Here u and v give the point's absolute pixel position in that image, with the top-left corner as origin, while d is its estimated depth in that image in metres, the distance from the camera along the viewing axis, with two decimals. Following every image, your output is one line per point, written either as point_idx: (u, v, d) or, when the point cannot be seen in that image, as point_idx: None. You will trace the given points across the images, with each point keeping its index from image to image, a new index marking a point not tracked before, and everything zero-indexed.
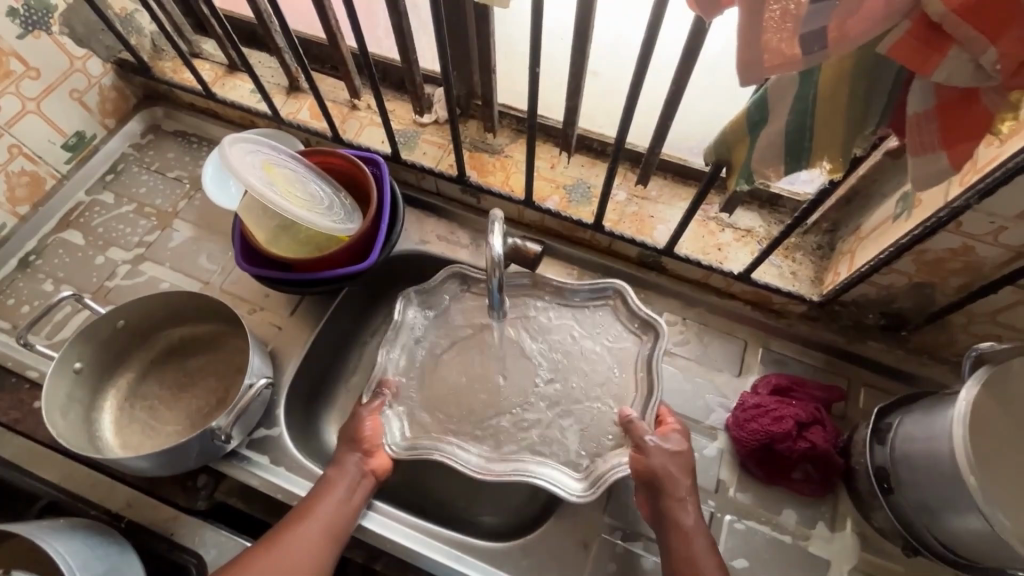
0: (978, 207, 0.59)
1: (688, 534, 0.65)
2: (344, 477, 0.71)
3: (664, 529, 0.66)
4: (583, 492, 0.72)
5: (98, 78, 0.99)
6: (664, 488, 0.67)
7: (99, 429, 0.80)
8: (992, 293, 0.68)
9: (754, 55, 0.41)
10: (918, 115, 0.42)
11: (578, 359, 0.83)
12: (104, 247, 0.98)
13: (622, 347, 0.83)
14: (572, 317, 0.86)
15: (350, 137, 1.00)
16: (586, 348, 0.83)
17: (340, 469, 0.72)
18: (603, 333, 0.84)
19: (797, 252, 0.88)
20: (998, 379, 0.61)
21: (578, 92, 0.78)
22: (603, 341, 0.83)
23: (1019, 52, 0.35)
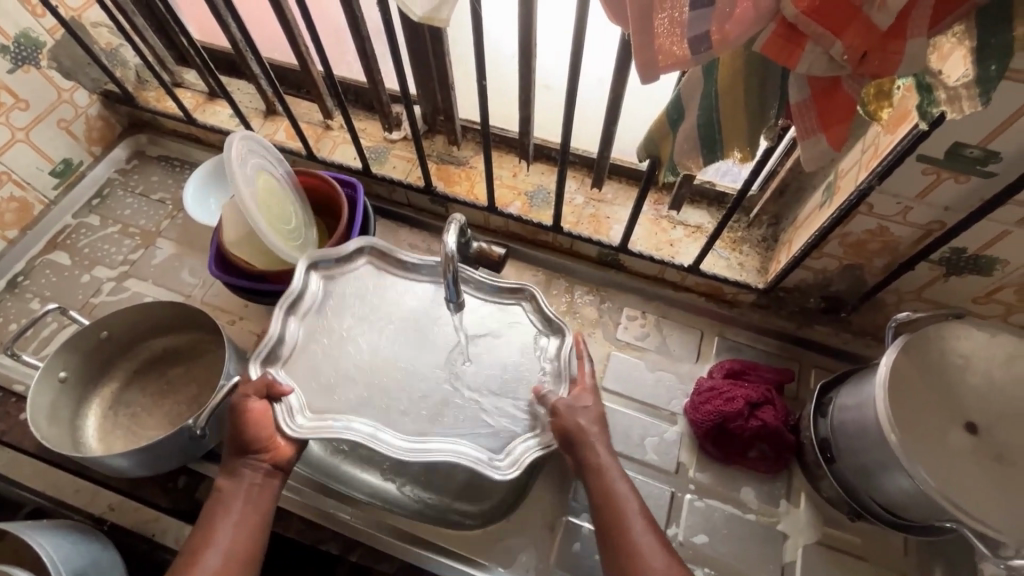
0: (881, 188, 0.65)
1: (603, 468, 0.67)
2: (234, 496, 0.67)
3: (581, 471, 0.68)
4: (507, 471, 0.67)
5: (85, 108, 1.05)
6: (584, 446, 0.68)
7: (83, 436, 0.84)
8: (912, 270, 0.74)
9: (650, 55, 0.47)
10: (798, 103, 0.49)
11: (483, 353, 0.77)
12: (90, 266, 1.03)
13: (525, 342, 0.78)
14: (480, 308, 0.80)
15: (324, 155, 1.06)
16: (495, 343, 0.78)
17: (233, 482, 0.68)
18: (508, 331, 0.79)
19: (744, 244, 0.93)
20: (917, 346, 0.67)
21: (529, 102, 0.84)
22: (508, 338, 0.78)
23: (860, 45, 0.42)
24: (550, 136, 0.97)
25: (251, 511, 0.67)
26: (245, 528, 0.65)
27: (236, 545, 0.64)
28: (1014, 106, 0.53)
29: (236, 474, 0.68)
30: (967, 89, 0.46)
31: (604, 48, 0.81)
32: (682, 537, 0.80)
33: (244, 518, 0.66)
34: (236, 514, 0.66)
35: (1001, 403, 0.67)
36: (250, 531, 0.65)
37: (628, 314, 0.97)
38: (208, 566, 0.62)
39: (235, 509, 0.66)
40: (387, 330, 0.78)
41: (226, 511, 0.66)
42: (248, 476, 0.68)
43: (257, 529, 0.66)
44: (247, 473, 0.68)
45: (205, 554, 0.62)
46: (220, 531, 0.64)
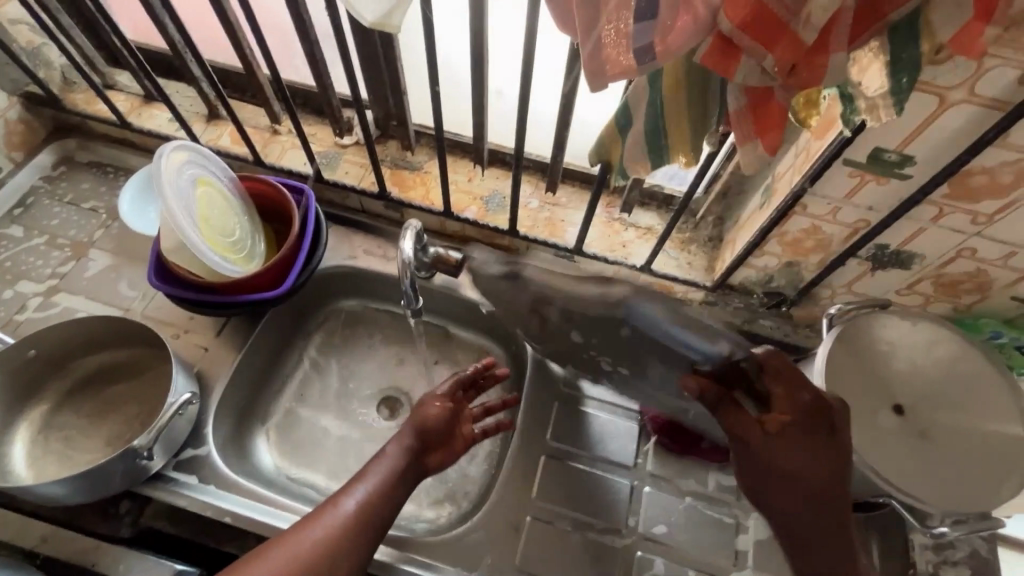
0: (812, 190, 0.70)
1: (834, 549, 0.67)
2: (396, 450, 0.71)
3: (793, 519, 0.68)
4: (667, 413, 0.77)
5: (4, 111, 0.98)
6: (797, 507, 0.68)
7: (10, 465, 0.78)
8: (843, 265, 0.80)
9: (598, 64, 0.49)
10: (737, 111, 0.52)
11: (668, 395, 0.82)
12: (13, 281, 0.95)
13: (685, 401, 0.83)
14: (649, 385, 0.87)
15: (272, 161, 1.03)
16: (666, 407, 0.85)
17: (400, 437, 0.73)
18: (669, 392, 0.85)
19: (691, 244, 0.98)
20: (850, 335, 0.73)
21: (483, 107, 0.85)
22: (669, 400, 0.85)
23: (789, 58, 0.45)
24: (505, 142, 0.98)
25: (395, 477, 0.70)
26: (390, 487, 0.69)
27: (369, 503, 0.67)
28: (924, 115, 0.58)
29: (402, 439, 0.72)
30: (883, 99, 0.51)
31: (554, 55, 0.83)
32: (643, 529, 0.82)
33: (384, 483, 0.69)
34: (390, 467, 0.70)
35: (926, 382, 0.73)
36: (390, 493, 0.68)
37: None
38: (346, 508, 0.66)
39: (387, 466, 0.70)
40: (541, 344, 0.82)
41: (374, 467, 0.70)
42: (411, 445, 0.72)
43: (389, 500, 0.68)
44: (412, 446, 0.72)
45: (345, 497, 0.67)
46: (369, 478, 0.69)
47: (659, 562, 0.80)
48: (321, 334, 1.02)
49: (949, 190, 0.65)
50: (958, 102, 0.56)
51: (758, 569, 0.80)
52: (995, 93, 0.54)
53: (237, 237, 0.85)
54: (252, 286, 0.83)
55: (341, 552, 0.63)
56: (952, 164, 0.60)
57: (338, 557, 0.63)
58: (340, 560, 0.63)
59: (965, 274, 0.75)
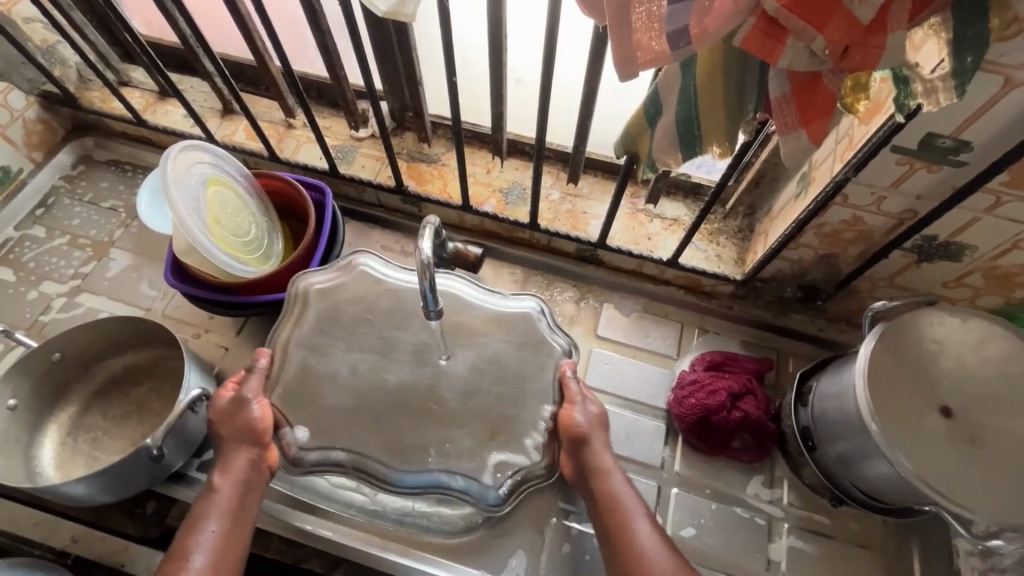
0: (855, 179, 0.65)
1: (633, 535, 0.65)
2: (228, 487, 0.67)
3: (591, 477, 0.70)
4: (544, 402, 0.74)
5: (21, 111, 0.98)
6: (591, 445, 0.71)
7: (39, 466, 0.79)
8: (885, 258, 0.75)
9: (628, 52, 0.46)
10: (778, 98, 0.48)
11: (475, 436, 0.71)
12: (36, 281, 0.96)
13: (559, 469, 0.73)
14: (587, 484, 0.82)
15: (287, 156, 1.01)
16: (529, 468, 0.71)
17: (229, 472, 0.68)
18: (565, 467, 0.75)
19: (720, 235, 0.93)
20: (894, 333, 0.69)
21: (500, 96, 0.82)
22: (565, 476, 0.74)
23: (841, 40, 0.41)
24: (524, 131, 0.94)
25: (236, 521, 0.66)
26: (235, 523, 0.66)
27: (220, 551, 0.64)
28: (984, 97, 0.53)
29: (234, 474, 0.68)
30: (943, 81, 0.46)
31: (575, 40, 0.79)
32: (670, 531, 0.80)
33: (227, 524, 0.65)
34: (227, 505, 0.67)
35: (977, 384, 0.69)
36: (235, 528, 0.66)
37: (609, 312, 0.95)
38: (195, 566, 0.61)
39: (222, 509, 0.66)
40: (360, 381, 0.74)
41: (216, 514, 0.66)
42: (246, 478, 0.68)
43: (238, 543, 0.66)
44: (244, 471, 0.69)
45: (189, 562, 0.61)
46: (205, 529, 0.64)
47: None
48: None
49: (1009, 178, 0.59)
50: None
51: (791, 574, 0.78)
52: None
53: (250, 236, 0.84)
54: (267, 285, 0.82)
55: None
56: (1015, 149, 0.55)
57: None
58: None
59: (1020, 267, 0.70)
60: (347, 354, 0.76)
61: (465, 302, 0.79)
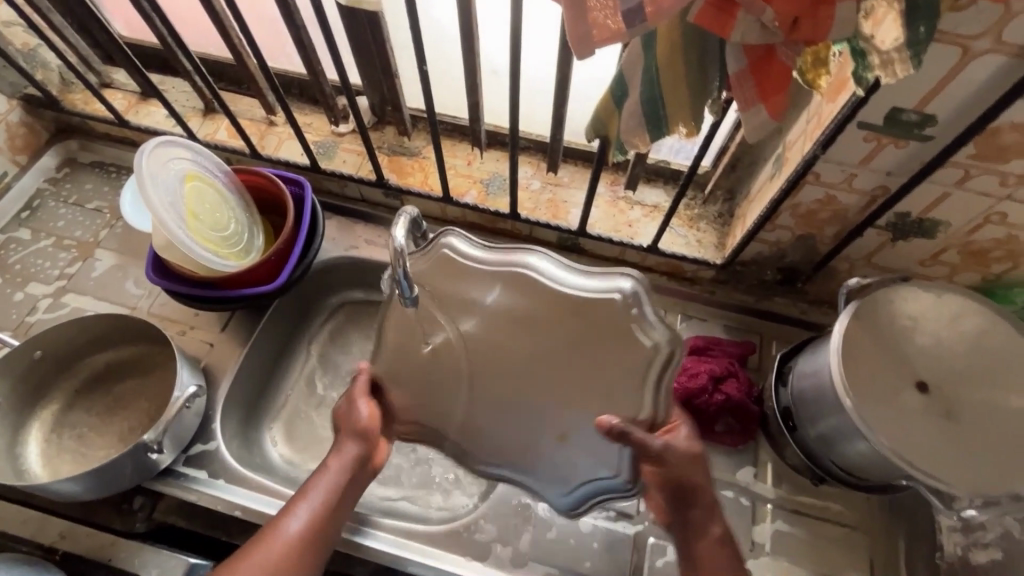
0: (825, 157, 0.66)
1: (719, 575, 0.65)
2: (333, 466, 0.68)
3: (685, 518, 0.69)
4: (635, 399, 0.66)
5: (4, 114, 0.98)
6: (690, 496, 0.68)
7: (26, 463, 0.79)
8: (861, 237, 0.76)
9: (584, 30, 0.46)
10: (737, 73, 0.48)
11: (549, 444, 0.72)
12: (22, 283, 0.96)
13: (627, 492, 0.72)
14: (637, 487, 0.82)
15: (269, 153, 1.02)
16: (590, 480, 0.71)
17: (340, 455, 0.68)
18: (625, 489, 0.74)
19: (701, 221, 0.94)
20: (867, 309, 0.69)
21: (476, 87, 0.82)
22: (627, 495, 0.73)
23: (790, 11, 0.41)
24: (502, 122, 0.95)
25: (337, 500, 0.67)
26: (336, 500, 0.67)
27: (318, 523, 0.65)
28: (945, 69, 0.53)
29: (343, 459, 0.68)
30: (898, 53, 0.46)
31: (548, 27, 0.79)
32: None
33: (329, 500, 0.66)
34: (332, 480, 0.67)
35: (953, 358, 0.69)
36: (334, 506, 0.67)
37: None
38: (291, 533, 0.63)
39: (324, 488, 0.66)
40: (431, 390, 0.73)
41: (323, 486, 0.66)
42: (350, 464, 0.68)
43: (334, 520, 0.67)
44: (355, 455, 0.68)
45: (290, 523, 0.64)
46: (306, 501, 0.65)
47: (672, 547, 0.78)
48: (325, 328, 1.01)
49: (975, 150, 0.60)
50: (984, 51, 0.51)
51: (777, 554, 0.78)
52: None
53: (230, 231, 0.85)
54: (248, 278, 0.82)
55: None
56: (978, 121, 0.55)
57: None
58: None
59: (993, 241, 0.70)
60: (423, 354, 0.71)
61: (544, 288, 0.66)
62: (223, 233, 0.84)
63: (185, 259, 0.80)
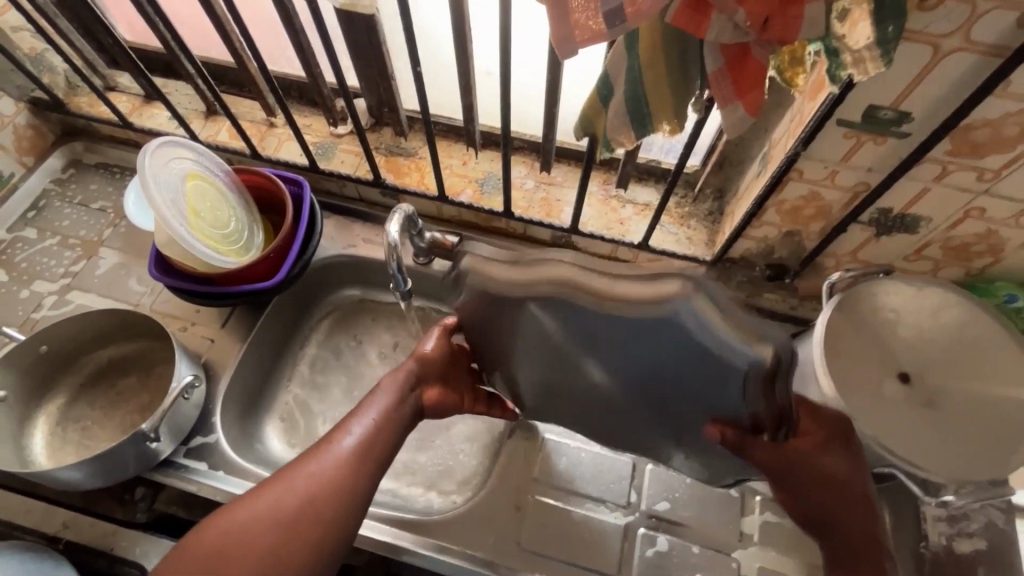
0: (807, 154, 0.68)
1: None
2: (388, 385, 0.70)
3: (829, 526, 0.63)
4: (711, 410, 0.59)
5: (12, 117, 1.01)
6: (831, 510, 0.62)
7: (31, 455, 0.81)
8: (845, 232, 0.77)
9: (566, 31, 0.48)
10: (714, 72, 0.50)
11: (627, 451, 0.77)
12: (28, 281, 0.99)
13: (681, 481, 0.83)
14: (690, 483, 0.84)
15: (269, 153, 1.04)
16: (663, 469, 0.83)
17: (394, 374, 0.71)
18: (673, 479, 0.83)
19: (691, 219, 0.95)
20: (850, 302, 0.71)
21: (469, 88, 0.84)
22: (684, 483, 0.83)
23: (760, 12, 0.44)
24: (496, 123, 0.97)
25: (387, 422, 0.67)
26: (387, 422, 0.68)
27: (368, 440, 0.66)
28: (917, 67, 0.55)
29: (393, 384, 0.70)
30: (869, 51, 0.48)
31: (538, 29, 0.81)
32: (646, 506, 0.82)
33: (382, 419, 0.67)
34: (383, 401, 0.69)
35: (932, 349, 0.71)
36: (383, 427, 0.67)
37: None
38: (343, 446, 0.65)
39: (377, 408, 0.68)
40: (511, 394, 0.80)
41: (373, 404, 0.68)
42: (401, 386, 0.70)
43: (383, 441, 0.66)
44: (409, 376, 0.71)
45: (343, 436, 0.66)
46: (358, 418, 0.67)
47: (662, 537, 0.80)
48: (324, 325, 1.04)
49: (951, 146, 0.62)
50: (953, 50, 0.53)
51: (765, 545, 0.79)
52: (992, 39, 0.51)
53: (230, 229, 0.87)
54: (247, 275, 0.85)
55: (330, 498, 0.62)
56: (952, 117, 0.57)
57: (330, 504, 0.62)
58: (342, 497, 0.62)
59: (974, 236, 0.72)
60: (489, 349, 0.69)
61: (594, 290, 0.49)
62: (224, 230, 0.86)
63: (185, 255, 0.83)
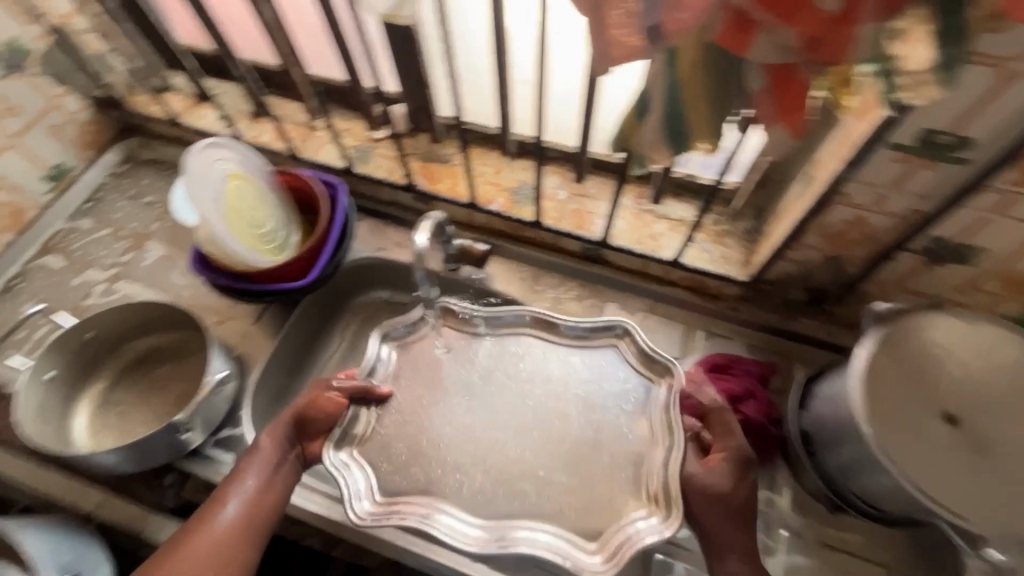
0: (855, 177, 0.64)
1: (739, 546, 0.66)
2: (267, 449, 0.71)
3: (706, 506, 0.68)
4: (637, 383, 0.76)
5: (76, 113, 1.07)
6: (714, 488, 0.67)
7: (74, 436, 0.86)
8: (892, 259, 0.73)
9: (605, 48, 0.47)
10: (758, 91, 0.48)
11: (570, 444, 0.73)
12: (82, 269, 1.04)
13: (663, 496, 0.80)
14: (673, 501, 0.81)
15: (309, 155, 1.07)
16: None
17: (272, 436, 0.72)
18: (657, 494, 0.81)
19: (727, 237, 0.93)
20: (894, 337, 0.67)
21: (506, 98, 0.84)
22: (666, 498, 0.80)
23: (811, 32, 0.42)
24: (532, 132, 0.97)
25: (271, 482, 0.70)
26: (270, 484, 0.70)
27: (251, 508, 0.68)
28: (981, 90, 0.52)
29: (277, 443, 0.72)
30: (927, 75, 0.45)
31: None
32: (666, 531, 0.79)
33: (264, 482, 0.70)
34: (264, 465, 0.71)
35: (986, 392, 0.66)
36: (266, 490, 0.69)
37: (611, 310, 0.96)
38: (221, 521, 0.66)
39: (258, 474, 0.70)
40: (469, 355, 0.81)
41: (254, 469, 0.70)
42: (281, 446, 0.72)
43: (273, 497, 0.70)
44: (286, 434, 0.73)
45: (223, 508, 0.67)
46: (237, 489, 0.68)
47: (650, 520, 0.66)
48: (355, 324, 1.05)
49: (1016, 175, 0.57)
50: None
51: None
52: None
53: (268, 229, 0.90)
54: (282, 273, 0.87)
55: (225, 572, 0.64)
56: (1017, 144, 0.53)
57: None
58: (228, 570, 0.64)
59: None
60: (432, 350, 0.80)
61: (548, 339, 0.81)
62: (262, 229, 0.89)
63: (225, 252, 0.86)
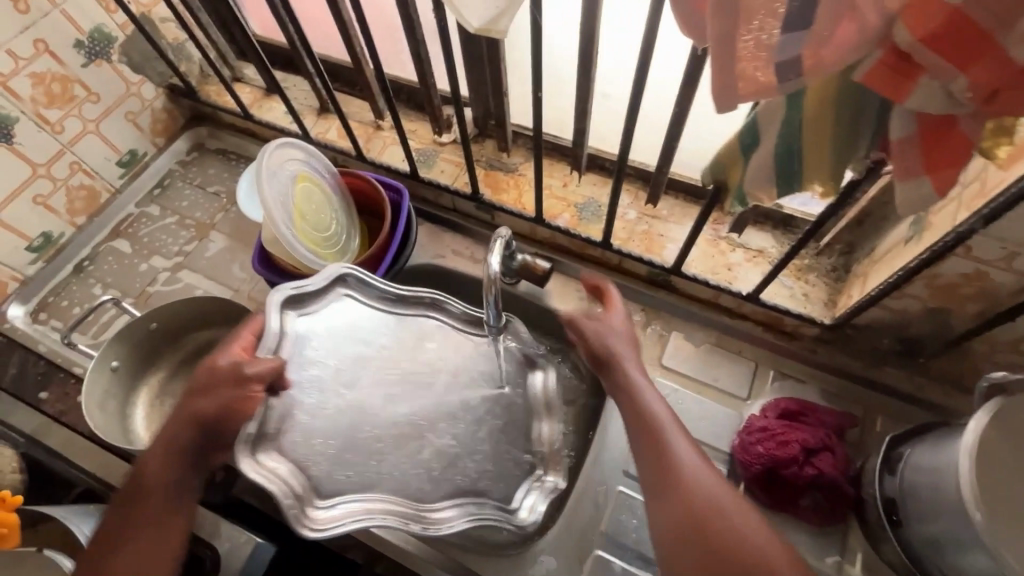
0: (985, 231, 0.57)
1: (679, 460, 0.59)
2: (158, 478, 0.63)
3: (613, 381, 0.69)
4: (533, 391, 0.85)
5: (151, 101, 1.08)
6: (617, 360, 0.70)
7: (132, 425, 0.87)
8: (1011, 321, 0.66)
9: (728, 82, 0.42)
10: (900, 140, 0.42)
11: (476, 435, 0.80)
12: (148, 255, 1.06)
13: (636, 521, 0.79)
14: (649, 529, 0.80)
15: (373, 155, 1.05)
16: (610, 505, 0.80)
17: (162, 464, 0.64)
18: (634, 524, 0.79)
19: (810, 273, 0.86)
20: (1010, 410, 0.59)
21: (585, 112, 0.79)
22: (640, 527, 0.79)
23: (990, 81, 0.36)
24: (606, 147, 0.92)
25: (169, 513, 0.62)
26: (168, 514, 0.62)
27: (146, 544, 0.61)
28: None
29: (166, 476, 0.63)
30: None
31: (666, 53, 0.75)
32: None
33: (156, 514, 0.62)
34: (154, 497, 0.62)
35: None
36: (158, 524, 0.62)
37: (675, 340, 0.91)
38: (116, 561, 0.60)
39: (152, 510, 0.62)
40: (394, 340, 0.82)
41: (146, 502, 0.62)
42: (177, 470, 0.64)
43: (172, 526, 0.62)
44: (183, 452, 0.64)
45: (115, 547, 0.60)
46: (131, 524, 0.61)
47: (550, 477, 0.80)
48: None
49: None
50: None
51: None
52: None
53: (330, 232, 0.88)
54: None
55: None
56: None
57: None
58: None
59: None
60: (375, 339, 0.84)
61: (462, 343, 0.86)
62: (324, 232, 0.87)
63: (288, 254, 0.85)
